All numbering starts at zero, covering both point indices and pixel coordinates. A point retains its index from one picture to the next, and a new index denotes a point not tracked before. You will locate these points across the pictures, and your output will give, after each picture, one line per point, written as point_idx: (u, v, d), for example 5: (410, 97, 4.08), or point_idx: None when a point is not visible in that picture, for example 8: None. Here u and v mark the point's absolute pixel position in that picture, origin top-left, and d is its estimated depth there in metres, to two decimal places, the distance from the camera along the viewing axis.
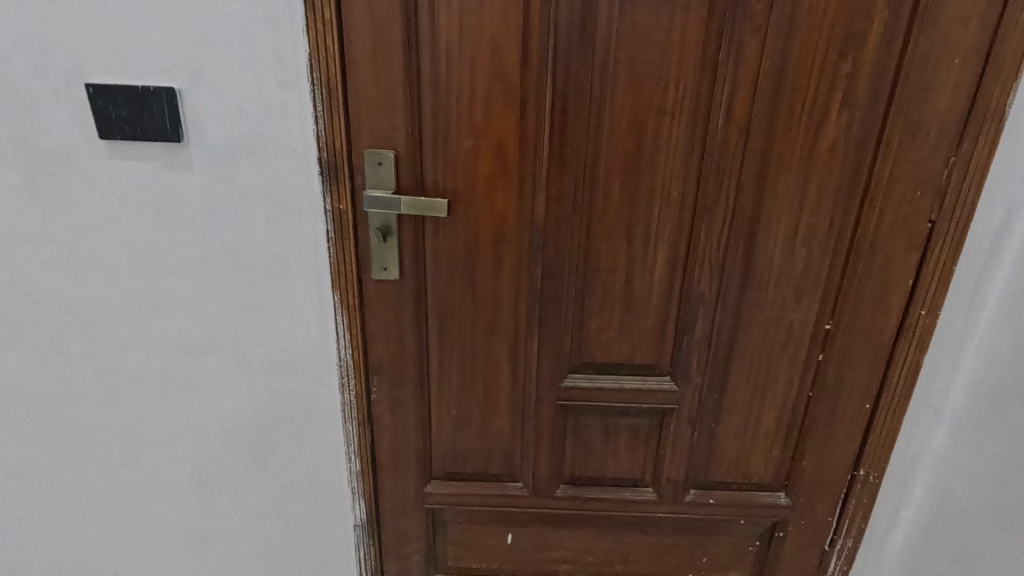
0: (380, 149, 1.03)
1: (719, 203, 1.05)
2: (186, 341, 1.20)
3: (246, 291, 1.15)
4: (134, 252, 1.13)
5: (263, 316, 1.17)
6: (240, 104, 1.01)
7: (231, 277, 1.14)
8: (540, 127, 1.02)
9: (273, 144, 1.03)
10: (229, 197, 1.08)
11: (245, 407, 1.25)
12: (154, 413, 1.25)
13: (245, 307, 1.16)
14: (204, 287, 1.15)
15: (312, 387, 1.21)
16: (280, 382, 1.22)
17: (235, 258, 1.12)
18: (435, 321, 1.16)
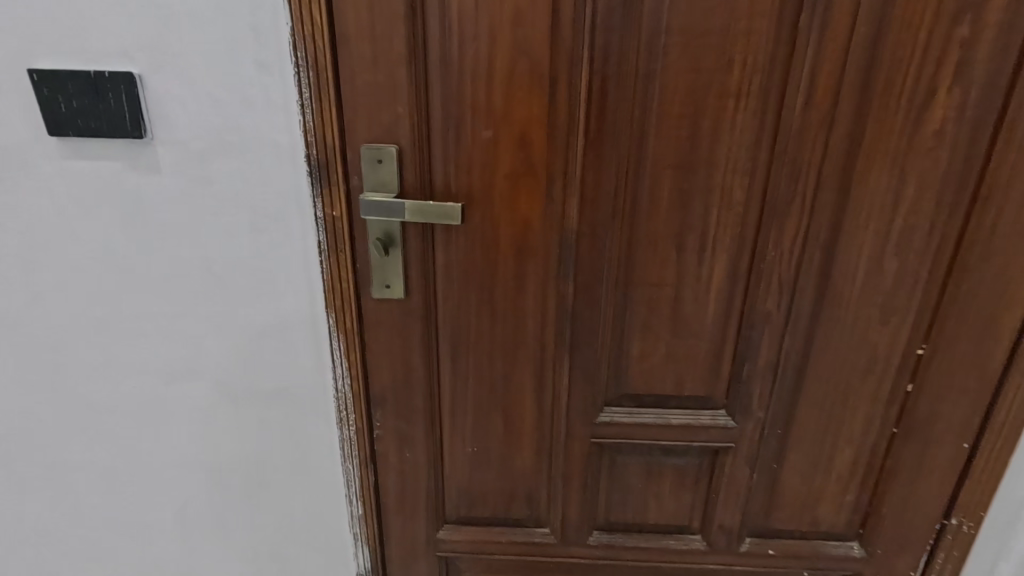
0: (379, 144, 0.85)
1: (793, 203, 0.86)
2: (161, 370, 1.03)
3: (228, 313, 0.98)
4: (95, 269, 0.96)
5: (250, 340, 1.00)
6: (213, 92, 0.84)
7: (210, 297, 0.97)
8: (575, 114, 0.83)
9: (254, 141, 0.86)
10: (205, 204, 0.91)
11: (229, 444, 1.08)
12: (128, 452, 1.09)
13: (227, 331, 1.00)
14: (179, 308, 0.99)
15: (307, 421, 1.05)
16: (270, 415, 1.06)
17: (214, 276, 0.96)
18: (448, 347, 0.99)
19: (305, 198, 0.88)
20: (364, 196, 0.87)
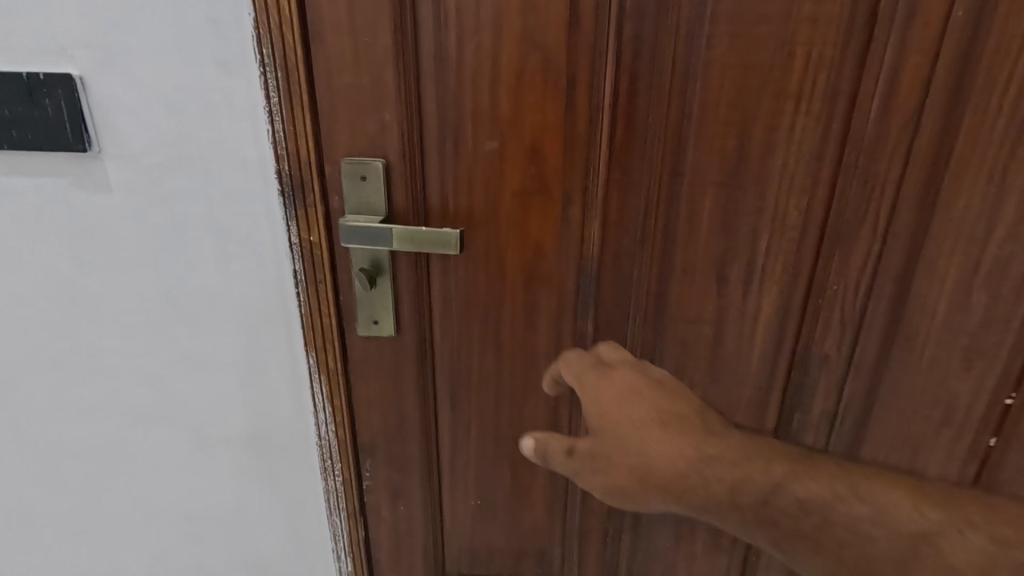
0: (362, 157, 0.71)
1: (862, 225, 0.71)
2: (121, 416, 0.90)
3: (196, 350, 0.86)
4: (41, 302, 0.83)
5: (223, 380, 0.87)
6: (169, 97, 0.71)
7: (174, 333, 0.84)
8: (597, 121, 0.69)
9: (217, 155, 0.73)
10: (164, 228, 0.78)
11: (201, 497, 0.95)
12: (86, 507, 0.96)
13: (196, 370, 0.87)
14: (140, 345, 0.85)
15: (288, 471, 0.92)
16: (247, 465, 0.93)
17: (179, 309, 0.83)
18: (447, 390, 0.85)
19: (278, 222, 0.75)
20: (344, 220, 0.73)
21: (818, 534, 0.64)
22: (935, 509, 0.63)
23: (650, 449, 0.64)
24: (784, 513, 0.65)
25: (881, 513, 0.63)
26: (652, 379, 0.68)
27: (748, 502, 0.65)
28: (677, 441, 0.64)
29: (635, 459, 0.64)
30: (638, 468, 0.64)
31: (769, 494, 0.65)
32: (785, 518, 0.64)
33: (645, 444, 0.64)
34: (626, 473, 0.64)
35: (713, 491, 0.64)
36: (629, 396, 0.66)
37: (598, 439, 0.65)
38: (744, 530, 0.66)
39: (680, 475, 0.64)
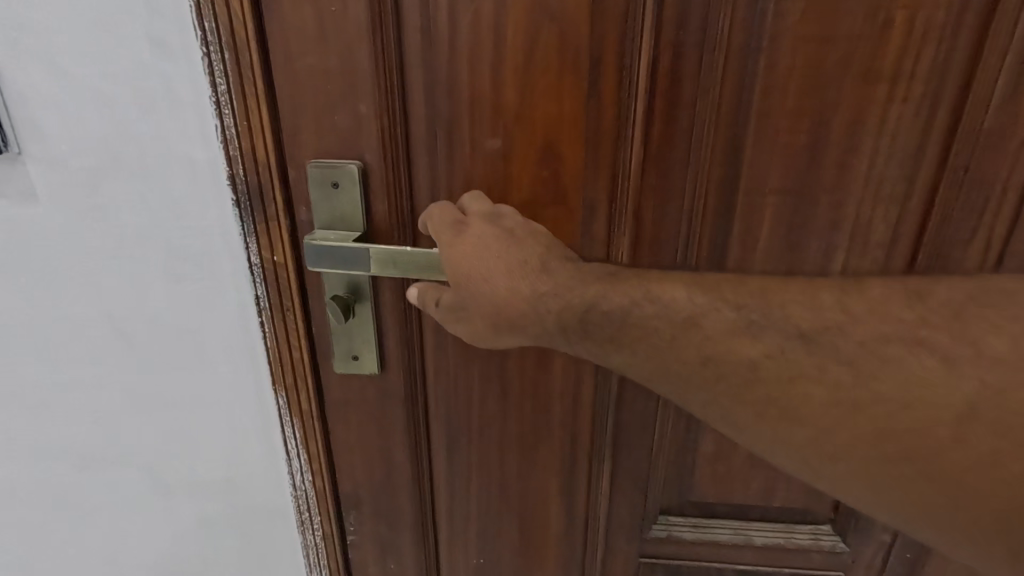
0: (334, 160, 0.57)
1: (965, 246, 0.56)
2: (66, 466, 0.76)
3: (149, 390, 0.72)
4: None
5: (178, 423, 0.73)
6: (98, 86, 0.57)
7: (121, 370, 0.70)
8: (628, 111, 0.54)
9: (159, 159, 0.59)
10: (101, 247, 0.63)
11: (164, 555, 0.82)
12: (34, 568, 0.83)
13: (150, 414, 0.73)
14: (84, 385, 0.71)
15: (262, 527, 0.79)
16: (214, 520, 0.79)
17: (125, 343, 0.69)
18: (443, 436, 0.72)
19: (234, 239, 0.61)
20: (312, 235, 0.59)
21: (636, 337, 0.51)
22: (736, 316, 0.50)
23: (493, 295, 0.53)
24: (605, 326, 0.52)
25: (692, 317, 0.50)
26: (500, 226, 0.54)
27: (567, 318, 0.52)
28: (517, 282, 0.52)
29: (482, 305, 0.53)
30: (490, 315, 0.53)
31: (589, 307, 0.52)
32: (603, 325, 0.52)
33: (489, 292, 0.53)
34: (483, 319, 0.54)
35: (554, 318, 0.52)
36: (475, 247, 0.53)
37: (457, 294, 0.54)
38: (576, 349, 0.54)
39: (525, 313, 0.52)
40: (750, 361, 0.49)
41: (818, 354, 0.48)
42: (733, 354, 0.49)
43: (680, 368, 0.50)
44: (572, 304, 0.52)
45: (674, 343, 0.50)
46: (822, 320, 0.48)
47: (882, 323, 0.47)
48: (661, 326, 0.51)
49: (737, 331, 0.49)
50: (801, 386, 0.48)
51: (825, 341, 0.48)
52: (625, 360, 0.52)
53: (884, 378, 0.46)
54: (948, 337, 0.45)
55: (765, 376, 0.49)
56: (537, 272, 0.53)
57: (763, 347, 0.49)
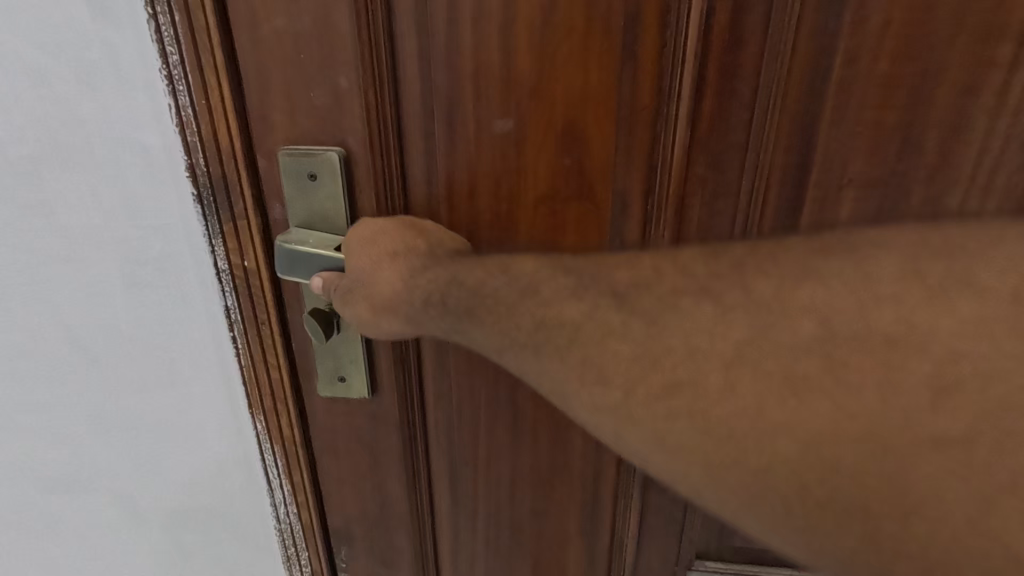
0: (311, 147, 0.47)
1: None
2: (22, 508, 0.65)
3: (112, 420, 0.60)
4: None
5: (149, 456, 0.63)
6: (23, 54, 0.44)
7: (77, 398, 0.59)
8: (673, 83, 0.43)
9: (105, 147, 0.47)
10: (44, 254, 0.51)
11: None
12: None
13: (116, 447, 0.62)
14: (36, 417, 0.60)
15: (247, 564, 0.69)
16: (193, 556, 0.69)
17: (80, 365, 0.57)
18: (445, 467, 0.62)
19: (199, 242, 0.50)
20: (286, 237, 0.49)
21: (484, 312, 0.44)
22: (593, 285, 0.42)
23: (373, 277, 0.46)
24: (462, 294, 0.44)
25: (530, 286, 0.43)
26: (415, 221, 0.48)
27: (437, 291, 0.45)
28: (401, 264, 0.46)
29: (370, 285, 0.46)
30: (365, 299, 0.46)
31: (456, 278, 0.45)
32: (458, 299, 0.44)
33: (367, 272, 0.46)
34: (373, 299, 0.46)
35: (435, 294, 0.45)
36: (377, 228, 0.47)
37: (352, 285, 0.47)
38: (461, 335, 0.45)
39: (396, 296, 0.46)
40: (573, 326, 0.41)
41: (658, 326, 0.39)
42: (563, 319, 0.41)
43: (522, 337, 0.43)
44: (435, 278, 0.45)
45: (510, 308, 0.43)
46: (657, 276, 0.41)
47: (716, 272, 0.39)
48: (506, 291, 0.43)
49: (569, 292, 0.42)
50: (618, 351, 0.40)
51: (683, 303, 0.39)
52: (474, 335, 0.45)
53: (719, 337, 0.38)
54: (727, 286, 0.39)
55: (583, 341, 0.41)
56: (421, 255, 0.46)
57: (615, 306, 0.40)
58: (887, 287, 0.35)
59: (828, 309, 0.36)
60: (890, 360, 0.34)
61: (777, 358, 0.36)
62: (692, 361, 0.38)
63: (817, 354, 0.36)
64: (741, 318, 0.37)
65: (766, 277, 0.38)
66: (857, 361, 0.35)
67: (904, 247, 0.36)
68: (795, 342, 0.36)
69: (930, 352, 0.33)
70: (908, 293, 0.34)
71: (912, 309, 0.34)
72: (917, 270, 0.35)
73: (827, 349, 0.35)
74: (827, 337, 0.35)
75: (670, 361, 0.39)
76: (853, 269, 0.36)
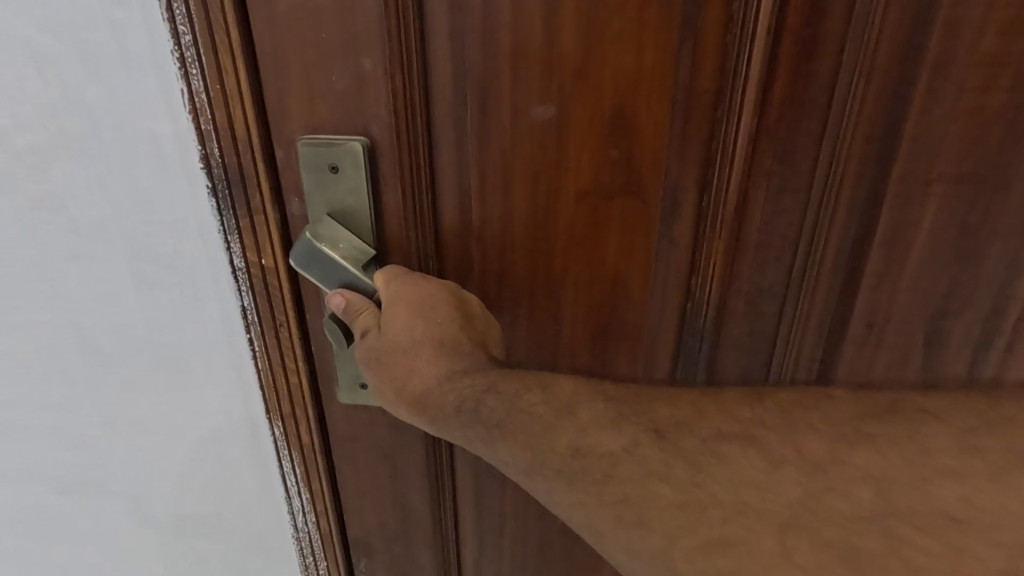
0: (333, 137, 0.43)
1: None
2: (35, 508, 0.63)
3: (125, 422, 0.58)
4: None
5: (163, 460, 0.60)
6: (25, 37, 0.40)
7: (90, 399, 0.56)
8: (739, 63, 0.38)
9: (113, 137, 0.43)
10: (51, 248, 0.48)
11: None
12: None
13: (130, 449, 0.59)
14: (50, 418, 0.57)
15: (261, 570, 0.66)
16: (208, 560, 0.67)
17: (92, 364, 0.54)
18: (471, 479, 0.58)
19: (213, 239, 0.46)
20: (313, 232, 0.44)
21: (520, 430, 0.37)
22: (631, 418, 0.36)
23: (407, 355, 0.42)
24: (495, 408, 0.38)
25: (569, 407, 0.37)
26: (458, 292, 0.44)
27: (469, 395, 0.39)
28: (437, 360, 0.42)
29: (394, 358, 0.42)
30: (395, 383, 0.42)
31: (488, 388, 0.39)
32: (491, 409, 0.39)
33: (404, 348, 0.42)
34: (396, 377, 0.42)
35: (462, 406, 0.39)
36: (422, 297, 0.42)
37: (376, 347, 0.42)
38: (484, 449, 0.39)
39: (429, 390, 0.41)
40: (610, 458, 0.35)
41: (707, 475, 0.34)
42: (600, 451, 0.35)
43: (557, 462, 0.36)
44: (473, 383, 0.40)
45: (544, 432, 0.37)
46: (699, 416, 0.36)
47: (760, 418, 0.35)
48: (542, 415, 0.37)
49: (609, 423, 0.36)
50: (658, 494, 0.34)
51: (732, 453, 0.34)
52: (499, 453, 0.38)
53: (772, 499, 0.33)
54: (776, 438, 0.34)
55: (624, 479, 0.34)
56: (459, 357, 0.41)
57: (656, 447, 0.35)
58: (939, 460, 0.32)
59: (882, 481, 0.32)
60: (962, 562, 0.29)
61: (835, 526, 0.31)
62: (743, 520, 0.32)
63: (877, 529, 0.31)
64: (796, 478, 0.33)
65: (819, 436, 0.34)
66: (922, 540, 0.30)
67: (954, 418, 0.34)
68: (855, 516, 0.32)
69: (999, 540, 0.29)
70: (970, 469, 0.32)
71: (974, 490, 0.31)
72: (975, 442, 0.33)
73: (888, 526, 0.31)
74: (887, 511, 0.31)
75: (715, 514, 0.33)
76: (904, 437, 0.33)
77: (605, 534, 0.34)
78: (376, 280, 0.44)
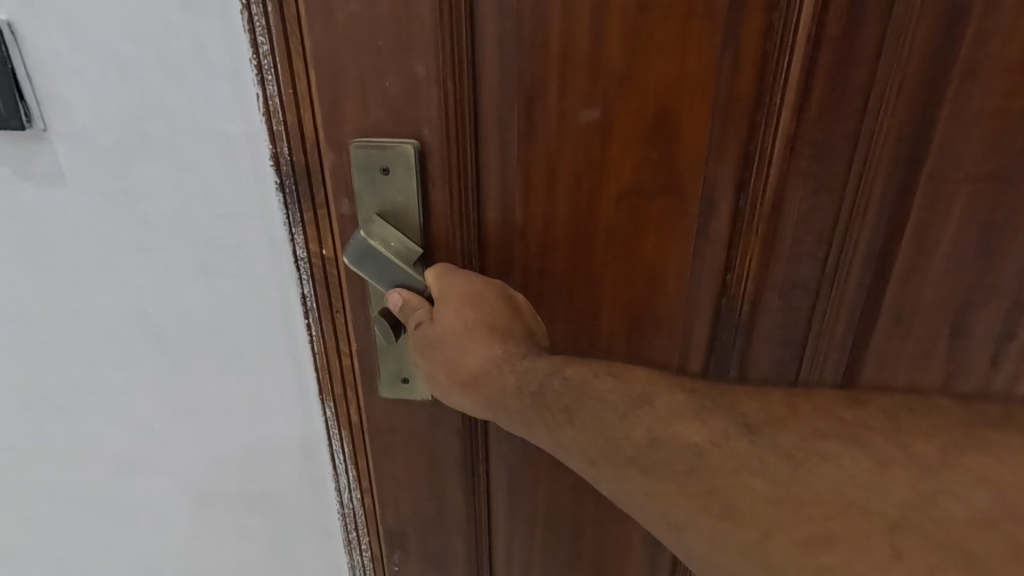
0: (385, 141, 0.45)
1: None
2: (90, 487, 0.65)
3: (182, 410, 0.59)
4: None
5: (217, 448, 0.62)
6: (114, 48, 0.43)
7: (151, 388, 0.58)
8: (779, 68, 0.40)
9: (189, 136, 0.45)
10: (123, 241, 0.50)
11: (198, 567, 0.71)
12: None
13: (186, 436, 0.61)
14: (112, 405, 0.59)
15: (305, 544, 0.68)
16: (252, 533, 0.68)
17: (152, 356, 0.56)
18: (506, 470, 0.60)
19: (278, 232, 0.49)
20: (368, 232, 0.46)
21: (588, 418, 0.40)
22: (719, 413, 0.38)
23: (463, 338, 0.44)
24: (559, 395, 0.41)
25: (645, 396, 0.40)
26: (507, 290, 0.46)
27: (529, 381, 0.42)
28: (494, 348, 0.44)
29: (450, 346, 0.44)
30: (451, 369, 0.45)
31: (551, 374, 0.42)
32: (557, 394, 0.41)
33: (460, 336, 0.44)
34: (451, 365, 0.45)
35: (524, 387, 0.42)
36: (477, 285, 0.45)
37: (432, 335, 0.45)
38: (542, 437, 0.42)
39: (486, 372, 0.44)
40: (694, 450, 0.36)
41: (805, 472, 0.34)
42: (684, 442, 0.37)
43: (629, 450, 0.38)
44: (538, 368, 0.43)
45: (616, 422, 0.39)
46: (794, 414, 0.37)
47: (863, 419, 0.36)
48: (614, 403, 0.40)
49: (692, 414, 0.38)
50: (749, 488, 0.34)
51: (834, 451, 0.35)
52: (561, 439, 0.41)
53: (875, 496, 0.33)
54: (884, 437, 0.35)
55: (711, 470, 0.35)
56: (517, 344, 0.44)
57: (747, 441, 0.36)
58: None
59: (1001, 484, 0.32)
60: None
61: (950, 529, 0.31)
62: (846, 518, 0.32)
63: (997, 535, 0.30)
64: (900, 475, 0.33)
65: (928, 441, 0.35)
66: None
67: None
68: (971, 519, 0.31)
69: None
70: None
71: None
72: None
73: (1008, 531, 0.30)
74: (1006, 517, 0.30)
75: (816, 511, 0.33)
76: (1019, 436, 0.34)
77: (684, 524, 0.35)
78: (426, 279, 0.46)
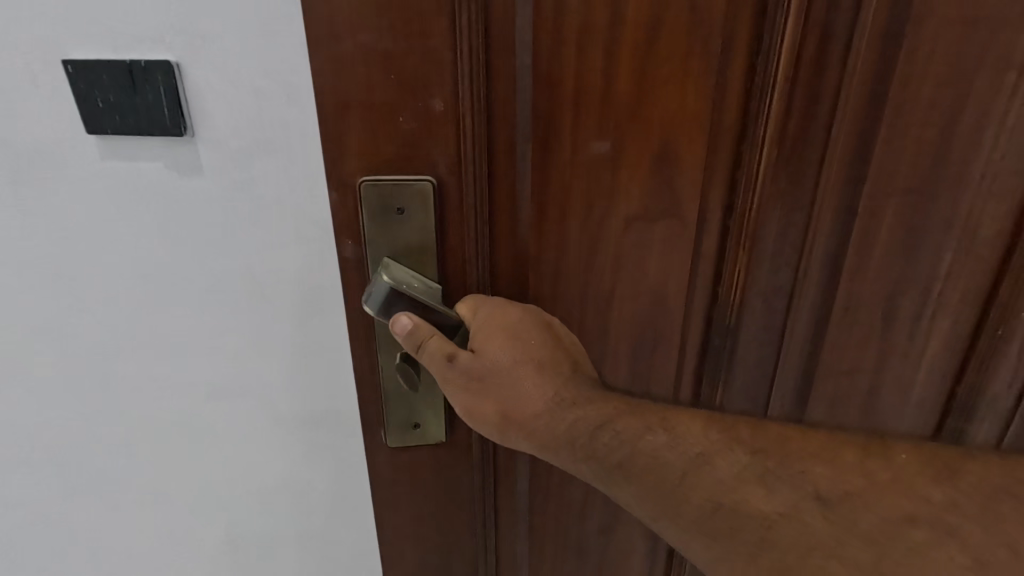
0: (399, 180, 0.42)
1: None
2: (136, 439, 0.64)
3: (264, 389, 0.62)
4: (27, 312, 0.57)
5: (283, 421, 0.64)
6: (253, 74, 0.48)
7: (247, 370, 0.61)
8: (759, 106, 0.46)
9: (303, 139, 0.50)
10: (230, 225, 0.53)
11: (227, 493, 0.68)
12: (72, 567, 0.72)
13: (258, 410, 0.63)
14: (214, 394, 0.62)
15: (343, 463, 0.67)
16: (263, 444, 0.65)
17: (248, 343, 0.59)
18: (513, 496, 0.59)
19: None
20: (391, 277, 0.44)
21: (642, 477, 0.43)
22: (788, 481, 0.41)
23: (510, 374, 0.45)
24: (612, 450, 0.44)
25: (703, 456, 0.42)
26: (544, 317, 0.48)
27: (577, 434, 0.45)
28: (543, 384, 0.45)
29: (496, 385, 0.46)
30: (501, 409, 0.46)
31: (601, 425, 0.45)
32: (610, 450, 0.44)
33: (506, 370, 0.45)
34: (498, 402, 0.46)
35: (574, 432, 0.45)
36: (514, 320, 0.46)
37: (475, 371, 0.45)
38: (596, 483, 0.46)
39: (538, 408, 0.45)
40: (767, 523, 0.40)
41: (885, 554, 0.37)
42: (753, 514, 0.41)
43: (693, 514, 0.42)
44: (587, 416, 0.45)
45: (679, 489, 0.42)
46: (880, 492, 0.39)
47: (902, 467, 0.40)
48: (672, 462, 0.43)
49: (756, 481, 0.41)
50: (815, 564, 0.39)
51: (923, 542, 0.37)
52: (618, 494, 0.45)
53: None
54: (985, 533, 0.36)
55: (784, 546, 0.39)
56: (561, 378, 0.46)
57: (821, 514, 0.39)
58: None
59: None
60: None
61: None
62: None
63: None
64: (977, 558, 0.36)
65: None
66: None
67: None
68: None
69: None
70: None
71: None
72: None
73: None
74: None
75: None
76: None
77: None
78: (459, 309, 0.46)
